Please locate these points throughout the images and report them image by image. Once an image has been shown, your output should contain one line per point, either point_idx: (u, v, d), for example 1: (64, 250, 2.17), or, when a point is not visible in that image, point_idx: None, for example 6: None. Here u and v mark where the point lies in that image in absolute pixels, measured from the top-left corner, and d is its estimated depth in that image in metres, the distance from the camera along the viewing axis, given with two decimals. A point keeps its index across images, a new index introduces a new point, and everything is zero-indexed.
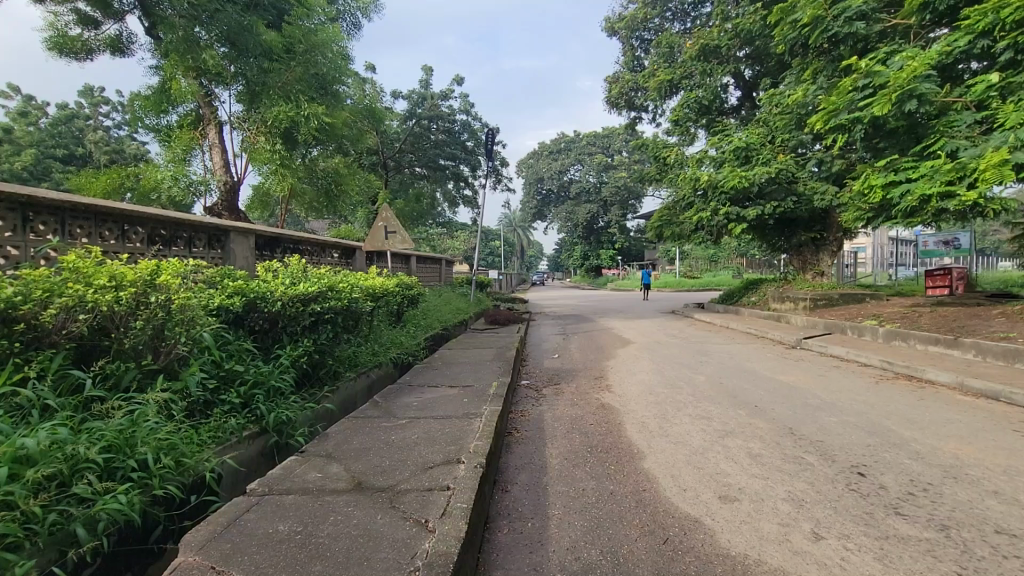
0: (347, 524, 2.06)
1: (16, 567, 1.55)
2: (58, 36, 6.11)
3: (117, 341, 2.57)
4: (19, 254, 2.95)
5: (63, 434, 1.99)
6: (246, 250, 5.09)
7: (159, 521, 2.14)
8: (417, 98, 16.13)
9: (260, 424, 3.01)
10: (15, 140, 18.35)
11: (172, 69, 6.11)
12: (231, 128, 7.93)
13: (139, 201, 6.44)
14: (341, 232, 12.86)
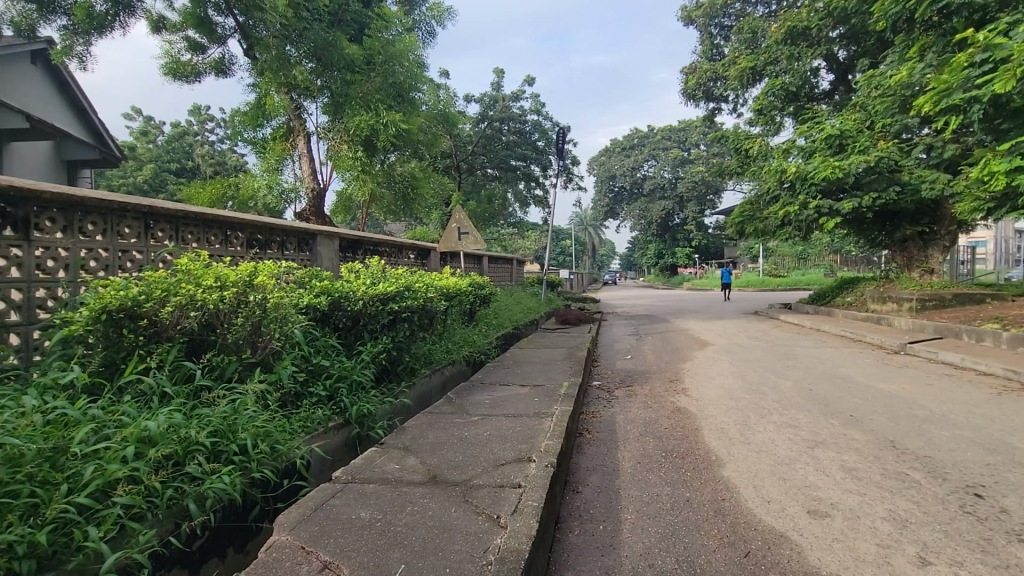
0: (423, 515, 2.14)
1: (142, 535, 1.76)
2: (172, 62, 6.86)
3: (222, 335, 2.84)
4: (143, 258, 3.32)
5: (178, 418, 2.23)
6: (331, 252, 5.43)
7: (257, 502, 2.34)
8: (489, 101, 16.59)
9: (344, 416, 3.20)
10: (138, 157, 20.79)
11: (267, 85, 6.63)
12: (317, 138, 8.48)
13: (239, 208, 7.04)
14: (417, 234, 13.36)
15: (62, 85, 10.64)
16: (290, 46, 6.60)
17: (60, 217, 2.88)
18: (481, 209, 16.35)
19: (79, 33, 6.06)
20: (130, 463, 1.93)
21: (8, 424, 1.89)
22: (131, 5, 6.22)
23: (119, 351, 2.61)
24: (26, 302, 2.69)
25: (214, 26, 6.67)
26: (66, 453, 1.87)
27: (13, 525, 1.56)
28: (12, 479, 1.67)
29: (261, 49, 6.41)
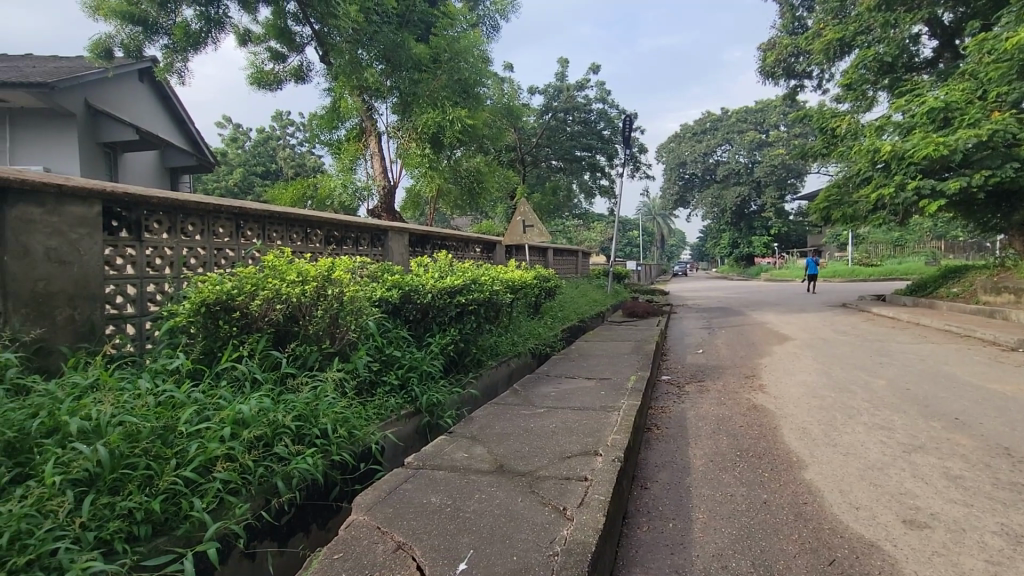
0: (491, 503, 2.18)
1: (238, 507, 1.93)
2: (257, 72, 7.37)
3: (304, 327, 3.04)
4: (235, 255, 3.62)
5: (267, 403, 2.41)
6: (402, 247, 5.64)
7: (337, 483, 2.50)
8: (553, 91, 16.54)
9: (415, 404, 3.33)
10: (229, 162, 22.59)
11: (340, 88, 6.96)
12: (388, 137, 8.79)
13: (317, 207, 7.46)
14: (482, 227, 13.55)
15: (164, 99, 11.73)
16: (363, 50, 6.80)
17: (166, 218, 3.19)
18: (546, 201, 16.30)
19: (177, 50, 6.56)
20: (227, 442, 2.11)
21: (128, 404, 2.14)
22: (220, 20, 6.63)
23: (217, 340, 2.87)
24: (139, 296, 3.01)
25: (293, 35, 7.07)
26: (174, 432, 2.08)
27: (133, 493, 1.76)
28: (131, 453, 1.89)
29: (335, 54, 6.73)
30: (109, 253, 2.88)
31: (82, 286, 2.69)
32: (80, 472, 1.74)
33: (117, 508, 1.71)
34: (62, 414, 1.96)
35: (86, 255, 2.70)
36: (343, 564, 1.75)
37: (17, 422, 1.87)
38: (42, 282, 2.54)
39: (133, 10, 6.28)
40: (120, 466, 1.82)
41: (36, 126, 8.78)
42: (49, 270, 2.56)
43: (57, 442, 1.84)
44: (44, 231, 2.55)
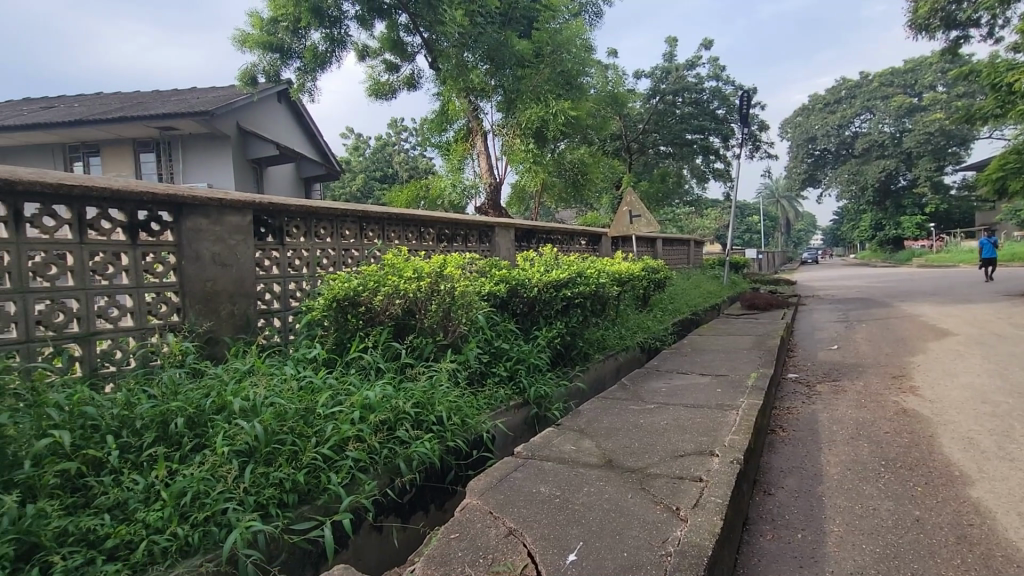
0: (600, 497, 2.17)
1: (366, 485, 2.12)
2: (375, 84, 7.97)
3: (420, 320, 3.25)
4: (360, 255, 3.97)
5: (390, 390, 2.62)
6: (508, 243, 5.78)
7: (452, 467, 2.64)
8: (661, 73, 15.94)
9: (523, 396, 3.41)
10: (353, 170, 24.73)
11: (449, 92, 7.28)
12: (493, 136, 9.01)
13: (430, 207, 7.87)
14: (588, 220, 13.37)
15: (299, 117, 13.13)
16: (468, 52, 7.01)
17: (302, 224, 3.59)
18: (654, 189, 15.63)
19: (308, 71, 7.20)
20: (357, 424, 2.33)
21: (277, 388, 2.45)
22: (343, 39, 7.03)
23: (347, 332, 3.18)
24: (283, 293, 3.43)
25: (405, 45, 7.50)
26: (314, 413, 2.34)
27: (283, 465, 2.02)
28: (280, 430, 2.16)
29: (443, 59, 7.03)
30: (259, 256, 3.31)
31: (240, 285, 3.12)
32: (242, 444, 2.03)
33: (270, 477, 1.96)
34: (227, 395, 2.29)
35: (242, 258, 3.13)
36: (459, 544, 1.85)
37: (196, 400, 2.23)
38: (210, 282, 2.99)
39: (272, 39, 7.01)
40: (271, 441, 2.09)
41: (202, 150, 10.34)
42: (215, 272, 3.00)
43: (224, 418, 2.16)
44: (211, 239, 3.00)
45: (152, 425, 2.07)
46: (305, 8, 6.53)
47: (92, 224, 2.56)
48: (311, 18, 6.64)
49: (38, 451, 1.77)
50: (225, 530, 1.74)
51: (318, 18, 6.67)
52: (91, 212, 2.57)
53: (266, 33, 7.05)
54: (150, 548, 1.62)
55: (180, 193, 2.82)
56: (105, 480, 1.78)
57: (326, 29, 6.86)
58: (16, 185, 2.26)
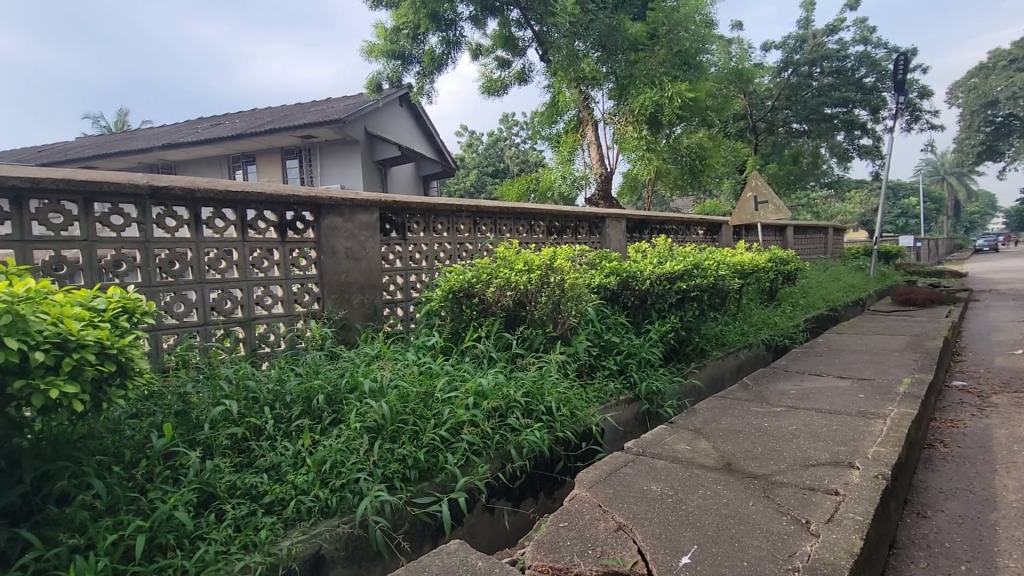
0: (717, 501, 2.05)
1: (480, 467, 2.23)
2: (488, 81, 8.19)
3: (530, 311, 3.31)
4: (473, 248, 4.15)
5: (501, 379, 2.72)
6: (619, 234, 5.65)
7: (561, 458, 2.67)
8: (794, 43, 14.37)
9: (634, 391, 3.33)
10: (468, 166, 25.76)
11: (559, 84, 7.23)
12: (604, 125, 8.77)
13: (540, 200, 7.93)
14: (706, 208, 12.56)
15: (418, 118, 13.94)
16: (580, 41, 6.94)
17: (422, 220, 3.83)
18: (784, 171, 14.21)
19: (426, 74, 7.53)
20: (471, 409, 2.45)
21: (400, 372, 2.65)
22: (458, 40, 7.30)
23: (462, 322, 3.36)
24: (405, 284, 3.69)
25: (517, 40, 7.59)
26: (432, 397, 2.50)
27: (406, 443, 2.19)
28: (404, 411, 2.34)
29: (554, 50, 6.97)
30: (385, 250, 3.59)
31: (368, 277, 3.43)
32: (371, 421, 2.23)
33: (395, 453, 2.14)
34: (358, 376, 2.54)
35: (370, 252, 3.43)
36: (568, 533, 1.87)
37: (333, 380, 2.50)
38: (344, 275, 3.31)
39: (394, 47, 7.44)
40: (396, 420, 2.28)
41: (337, 155, 11.47)
42: (348, 265, 3.33)
43: (356, 397, 2.39)
44: (344, 235, 3.32)
45: (299, 399, 2.36)
46: (423, 13, 6.87)
47: (251, 224, 2.96)
48: (429, 23, 6.97)
49: (213, 416, 2.11)
50: (358, 497, 1.94)
51: (435, 22, 6.99)
52: (251, 213, 2.97)
53: (389, 42, 7.49)
54: (298, 505, 1.86)
55: (319, 195, 3.15)
56: (263, 444, 2.07)
57: (443, 32, 7.17)
58: (196, 192, 2.68)
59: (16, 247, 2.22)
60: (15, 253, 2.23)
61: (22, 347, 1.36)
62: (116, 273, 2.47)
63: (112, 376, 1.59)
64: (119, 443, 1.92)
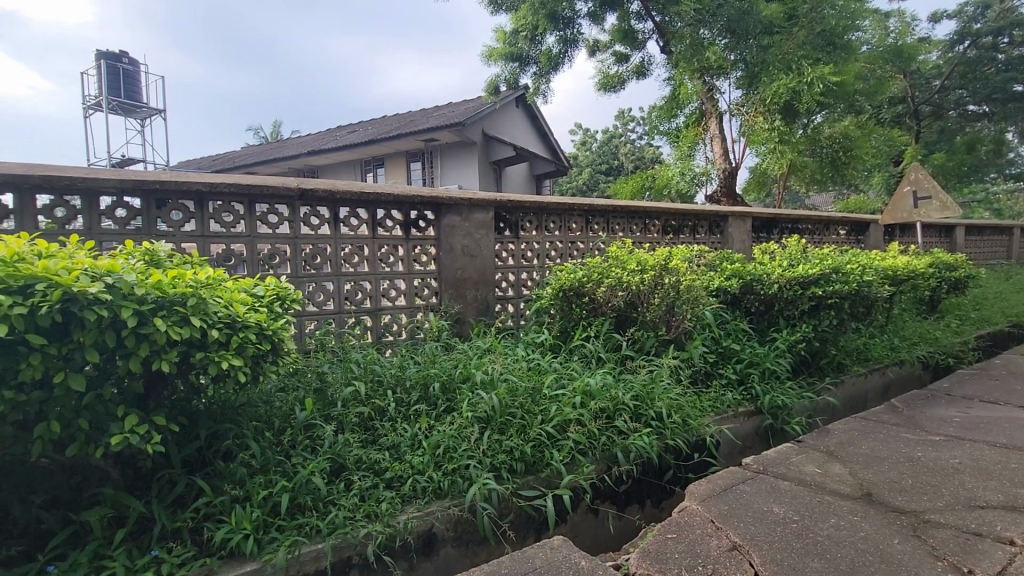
0: (852, 534, 1.83)
1: (585, 467, 2.22)
2: (604, 78, 7.98)
3: (642, 312, 3.21)
4: (585, 247, 4.13)
5: (610, 380, 2.67)
6: (744, 233, 5.25)
7: (670, 467, 2.56)
8: (974, 9, 12.18)
9: (755, 404, 3.08)
10: (581, 164, 25.60)
11: (681, 76, 6.77)
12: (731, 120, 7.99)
13: (656, 197, 7.61)
14: (851, 205, 11.14)
15: (533, 118, 14.12)
16: (706, 29, 6.54)
17: (535, 219, 3.89)
18: (954, 162, 12.12)
19: (542, 74, 7.51)
20: (578, 408, 2.45)
21: (510, 366, 2.73)
22: (575, 38, 7.22)
23: (571, 321, 3.36)
24: (516, 282, 3.78)
25: (637, 33, 7.34)
26: (540, 393, 2.54)
27: (513, 435, 2.24)
28: (512, 404, 2.40)
29: (676, 41, 6.69)
30: (499, 248, 3.71)
31: (482, 273, 3.57)
32: (481, 412, 2.33)
33: (503, 444, 2.20)
34: (470, 368, 2.66)
35: (484, 249, 3.57)
36: (676, 545, 1.79)
37: (448, 370, 2.65)
38: (460, 271, 3.48)
39: (512, 50, 7.46)
40: (504, 413, 2.35)
41: (457, 157, 12.06)
42: (464, 262, 3.49)
43: (468, 387, 2.51)
44: (461, 233, 3.49)
45: (418, 385, 2.53)
46: (542, 14, 6.89)
47: (380, 222, 3.23)
48: (548, 23, 6.97)
49: (344, 395, 2.34)
50: (467, 483, 2.04)
51: (553, 21, 6.99)
52: (380, 212, 3.24)
53: (508, 45, 7.52)
54: (414, 484, 2.00)
55: (440, 195, 3.34)
56: (385, 424, 2.26)
57: (561, 31, 7.15)
58: (336, 193, 3.00)
59: (199, 241, 2.64)
60: (198, 247, 2.66)
61: (203, 324, 1.62)
62: (272, 265, 2.84)
63: (267, 354, 1.85)
64: (270, 412, 2.21)
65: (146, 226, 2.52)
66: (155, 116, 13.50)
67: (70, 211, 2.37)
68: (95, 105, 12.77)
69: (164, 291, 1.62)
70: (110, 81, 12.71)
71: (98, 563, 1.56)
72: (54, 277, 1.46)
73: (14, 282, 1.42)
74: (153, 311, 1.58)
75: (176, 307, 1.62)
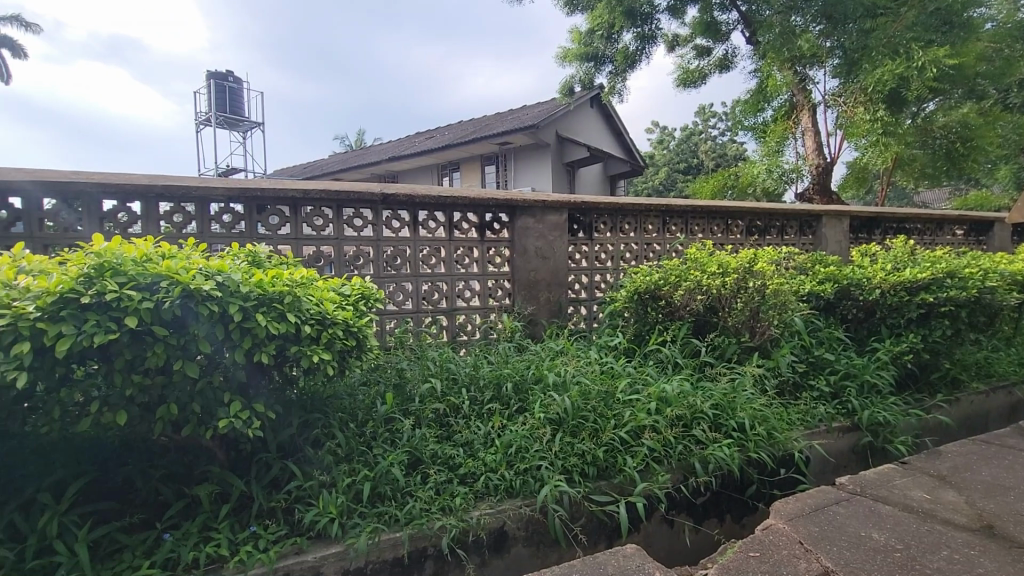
0: (969, 570, 1.62)
1: (660, 475, 2.15)
2: (683, 73, 7.43)
3: (723, 318, 3.06)
4: (661, 249, 4.01)
5: (687, 387, 2.57)
6: (840, 234, 4.85)
7: (754, 481, 2.42)
8: None
9: (851, 419, 2.83)
10: (658, 163, 24.86)
11: (769, 67, 6.14)
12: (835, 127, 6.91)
13: (738, 197, 7.21)
14: (970, 201, 9.94)
15: (607, 118, 13.86)
16: (797, 16, 5.95)
17: (610, 220, 3.83)
18: None
19: (618, 73, 7.33)
20: (653, 415, 2.38)
21: (583, 369, 2.70)
22: (653, 34, 6.99)
23: (646, 325, 3.28)
24: (589, 284, 3.74)
25: (719, 25, 6.94)
26: (614, 397, 2.49)
27: (586, 439, 2.22)
28: (584, 407, 2.38)
29: (763, 30, 6.03)
30: (572, 250, 3.69)
31: (555, 275, 3.57)
32: (553, 413, 2.32)
33: (575, 447, 2.19)
34: (543, 369, 2.66)
35: (558, 251, 3.57)
36: (759, 566, 1.68)
37: (521, 370, 2.67)
38: (533, 273, 3.51)
39: (588, 50, 7.34)
40: (577, 415, 2.33)
41: (530, 159, 12.13)
42: (537, 263, 3.51)
43: (540, 388, 2.52)
44: (535, 235, 3.50)
45: (491, 385, 2.57)
46: (619, 12, 6.68)
47: (456, 224, 3.33)
48: (624, 21, 6.78)
49: (421, 391, 2.43)
50: (539, 483, 2.05)
51: (630, 18, 6.78)
52: (457, 215, 3.34)
53: (583, 45, 7.41)
54: (487, 481, 2.04)
55: (514, 198, 3.38)
56: (460, 421, 2.32)
57: (638, 28, 6.93)
58: (416, 198, 3.12)
59: (293, 243, 2.86)
60: (292, 248, 2.87)
61: (297, 320, 1.75)
62: (356, 266, 3.01)
63: (353, 350, 1.96)
64: (354, 404, 2.34)
65: (248, 230, 2.77)
66: (255, 128, 14.77)
67: (186, 216, 2.65)
68: (206, 121, 14.17)
69: (265, 289, 1.77)
70: (218, 98, 14.03)
71: (206, 534, 1.73)
72: (174, 275, 1.64)
73: (142, 279, 1.61)
74: (255, 307, 1.73)
75: (274, 304, 1.76)
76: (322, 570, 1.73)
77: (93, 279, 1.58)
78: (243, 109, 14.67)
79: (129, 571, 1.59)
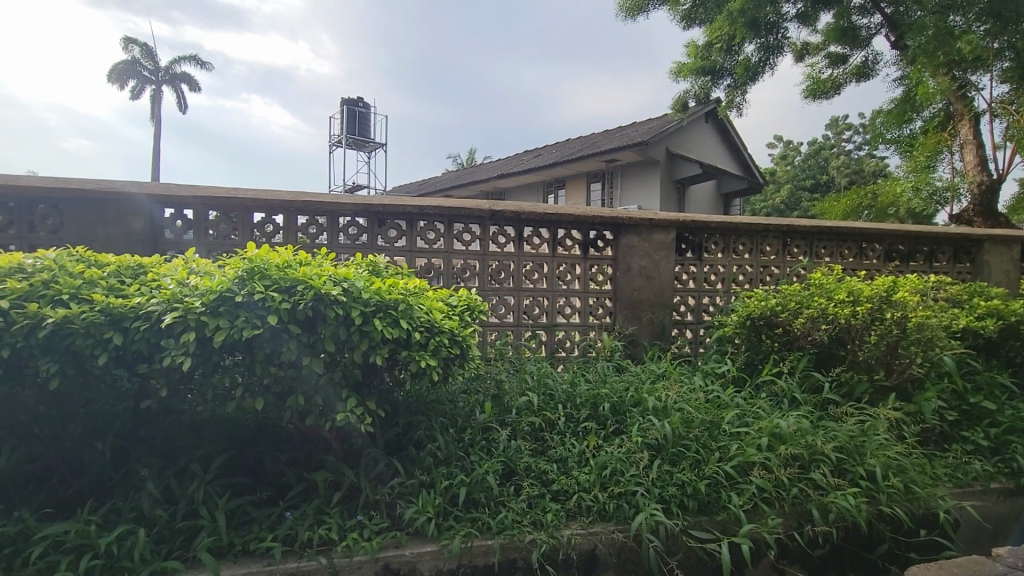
0: None
1: (770, 518, 1.98)
2: (813, 83, 6.73)
3: (852, 351, 2.75)
4: (779, 271, 3.72)
5: (807, 425, 2.32)
6: (1006, 262, 4.15)
7: (885, 540, 2.14)
8: None
9: (1017, 481, 2.40)
10: (779, 181, 23.11)
11: (917, 73, 5.02)
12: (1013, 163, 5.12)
13: (876, 218, 6.27)
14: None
15: (724, 134, 13.22)
16: (957, 15, 4.84)
17: (722, 240, 3.64)
18: None
19: (738, 86, 6.79)
20: (764, 451, 2.18)
21: (686, 395, 2.55)
22: (779, 44, 6.47)
23: (759, 354, 3.05)
24: (697, 307, 3.57)
25: (859, 30, 6.08)
26: (720, 428, 2.33)
27: (686, 469, 2.10)
28: (686, 436, 2.25)
29: (913, 33, 4.95)
30: (679, 270, 3.55)
31: (659, 296, 3.46)
32: (652, 438, 2.23)
33: (674, 477, 2.08)
34: (643, 392, 2.57)
35: (663, 271, 3.45)
36: None
37: (620, 390, 2.61)
38: (636, 292, 3.42)
39: (705, 63, 6.85)
40: (678, 443, 2.21)
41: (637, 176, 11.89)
42: (641, 282, 3.42)
43: (640, 411, 2.44)
44: (640, 254, 3.42)
45: (588, 403, 2.54)
46: (741, 22, 6.22)
47: (560, 240, 3.36)
48: (747, 32, 6.31)
49: (519, 403, 2.46)
50: (634, 510, 1.98)
51: (754, 28, 6.32)
52: (561, 231, 3.37)
53: (700, 58, 6.93)
54: (580, 500, 2.02)
55: (619, 215, 3.33)
56: (555, 437, 2.31)
57: (762, 38, 6.43)
58: (522, 214, 3.20)
59: (407, 255, 3.08)
60: (407, 260, 3.09)
61: (406, 326, 1.88)
62: (463, 278, 3.16)
63: (456, 359, 2.06)
64: (454, 410, 2.43)
65: (369, 242, 3.03)
66: (378, 148, 16.13)
67: (319, 228, 2.97)
68: (338, 142, 15.74)
69: (382, 296, 1.92)
70: (349, 122, 15.51)
71: (320, 516, 1.90)
72: (309, 280, 1.85)
73: (284, 282, 1.83)
74: (373, 312, 1.88)
75: (390, 311, 1.90)
76: (418, 565, 1.83)
77: (245, 281, 1.83)
78: (369, 131, 16.07)
79: (256, 541, 1.79)
